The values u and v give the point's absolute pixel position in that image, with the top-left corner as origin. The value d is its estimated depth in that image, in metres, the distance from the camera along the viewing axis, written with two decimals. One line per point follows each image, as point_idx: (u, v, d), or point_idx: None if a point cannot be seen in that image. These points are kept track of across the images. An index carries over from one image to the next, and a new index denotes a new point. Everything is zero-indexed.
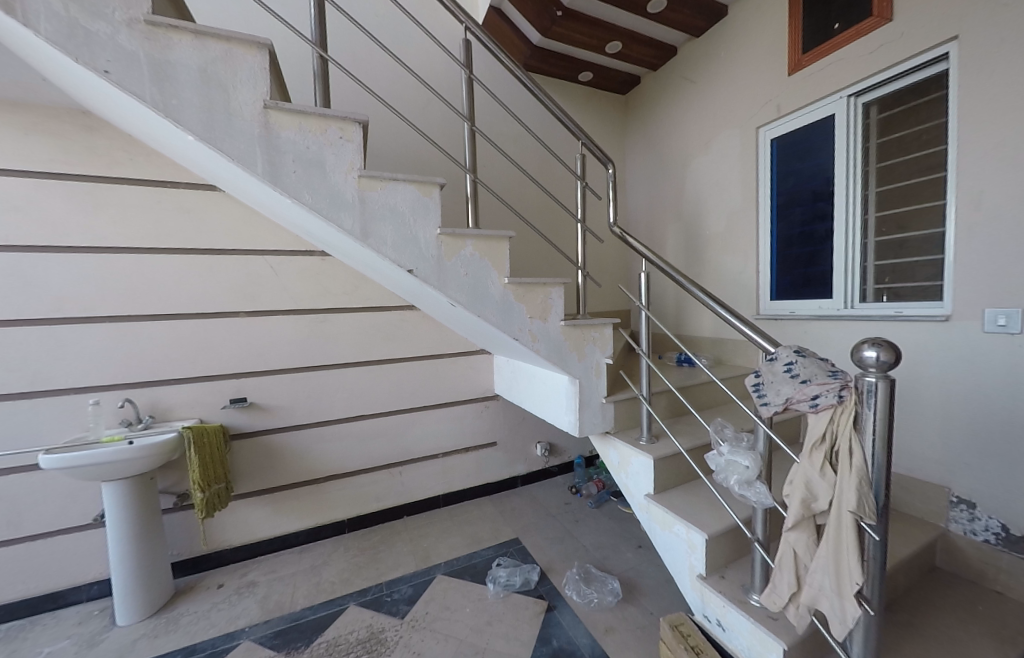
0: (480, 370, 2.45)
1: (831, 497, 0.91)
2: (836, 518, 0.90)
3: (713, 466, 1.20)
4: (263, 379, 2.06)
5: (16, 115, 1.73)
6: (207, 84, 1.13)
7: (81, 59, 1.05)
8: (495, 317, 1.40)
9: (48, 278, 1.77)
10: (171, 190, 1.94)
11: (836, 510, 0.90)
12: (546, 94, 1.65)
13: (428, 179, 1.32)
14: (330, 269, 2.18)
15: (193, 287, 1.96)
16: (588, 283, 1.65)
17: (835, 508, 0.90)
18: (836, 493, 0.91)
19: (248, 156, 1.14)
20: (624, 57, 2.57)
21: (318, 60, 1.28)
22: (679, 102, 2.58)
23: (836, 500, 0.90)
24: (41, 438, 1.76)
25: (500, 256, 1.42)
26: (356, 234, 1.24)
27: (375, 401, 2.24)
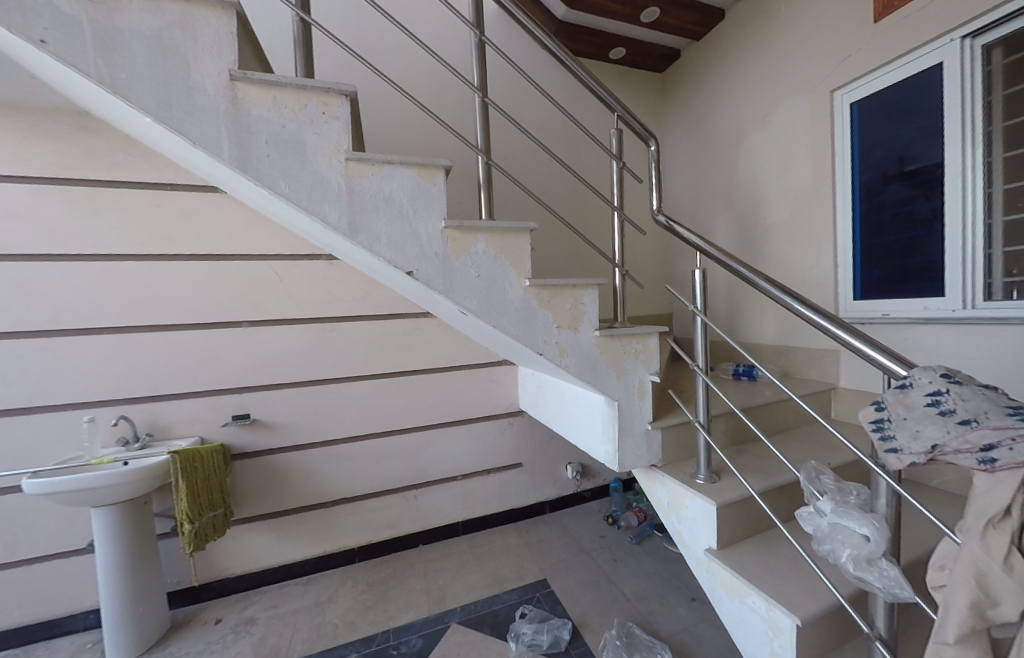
0: (503, 383, 2.21)
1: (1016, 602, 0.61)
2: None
3: (810, 528, 0.91)
4: (267, 394, 1.90)
5: (15, 119, 1.65)
6: (164, 53, 0.94)
7: (11, 27, 0.86)
8: (514, 327, 1.14)
9: (48, 290, 1.67)
10: (171, 192, 1.81)
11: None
12: (573, 59, 1.36)
13: (431, 161, 1.08)
14: (338, 274, 2.00)
15: (194, 295, 1.83)
16: (628, 282, 1.35)
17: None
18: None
19: (212, 139, 0.96)
20: (660, 27, 2.25)
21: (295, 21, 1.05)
22: (729, 71, 2.22)
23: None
24: (38, 457, 1.66)
25: (521, 251, 1.16)
26: (343, 229, 1.03)
27: (387, 417, 2.04)
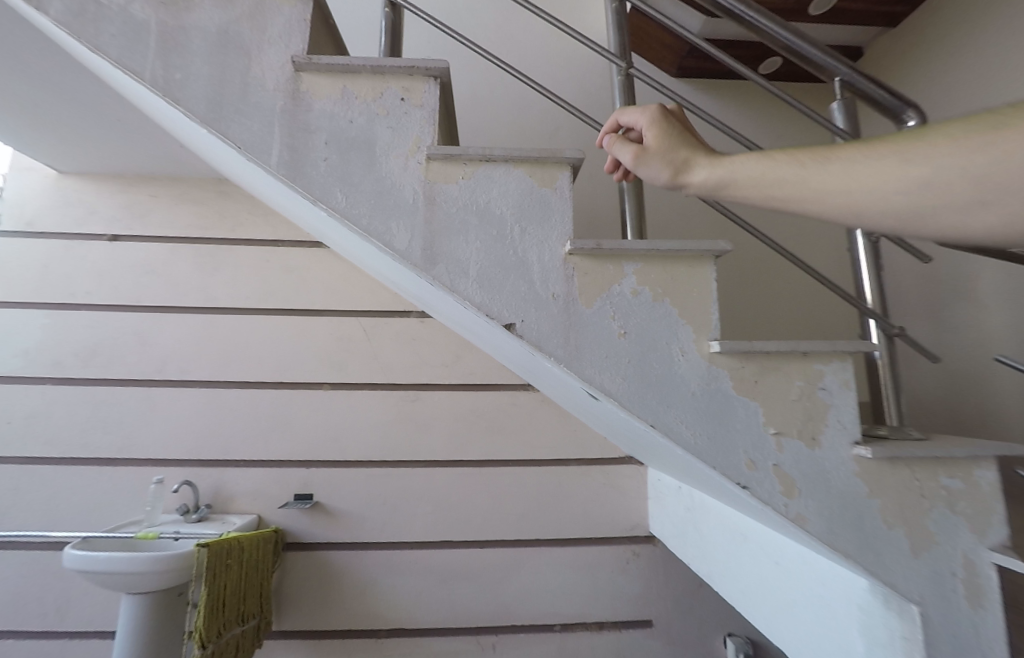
0: (624, 490, 1.61)
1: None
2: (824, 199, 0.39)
3: None
4: (336, 473, 1.59)
5: (173, 189, 1.79)
6: (226, 51, 0.78)
7: (85, 39, 0.80)
8: (690, 430, 0.60)
9: (161, 340, 1.67)
10: (280, 248, 1.76)
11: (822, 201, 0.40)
12: (773, 16, 0.78)
13: (551, 152, 0.70)
14: (429, 333, 1.70)
15: (281, 353, 1.67)
16: (899, 344, 0.75)
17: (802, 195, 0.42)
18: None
19: (262, 141, 0.74)
20: (836, 16, 1.84)
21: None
22: (984, 55, 1.61)
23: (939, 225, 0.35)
24: (112, 519, 1.56)
25: (700, 292, 0.66)
26: (415, 258, 0.67)
27: (468, 520, 1.57)
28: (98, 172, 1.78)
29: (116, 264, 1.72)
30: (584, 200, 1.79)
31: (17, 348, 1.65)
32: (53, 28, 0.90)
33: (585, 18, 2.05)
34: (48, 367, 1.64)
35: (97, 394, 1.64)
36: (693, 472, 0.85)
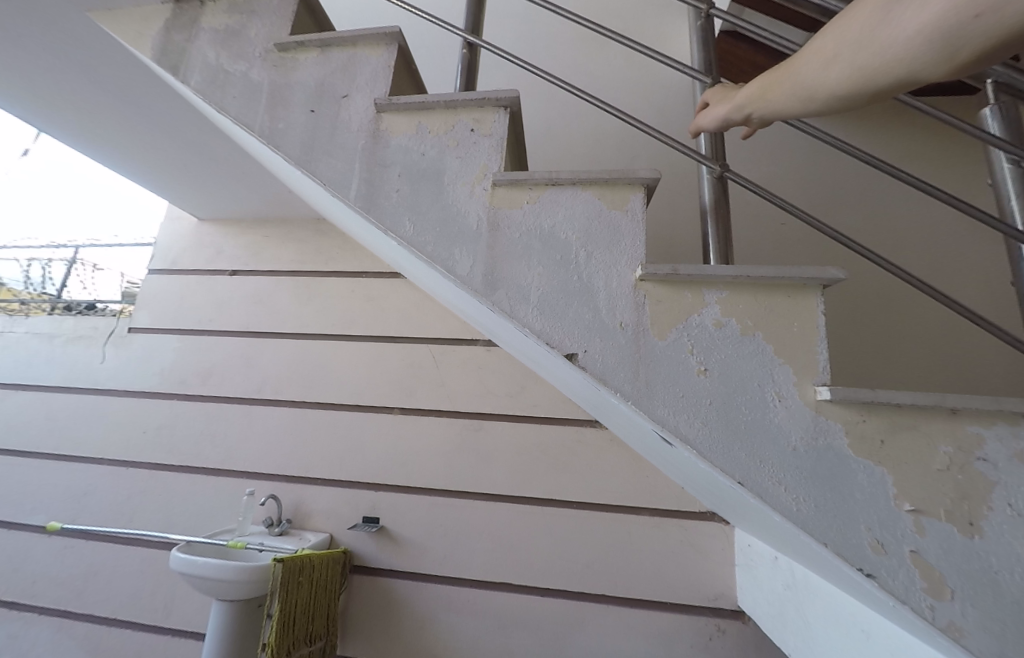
0: (705, 551, 1.41)
1: (915, 40, 0.34)
2: (785, 88, 0.48)
3: None
4: (400, 499, 1.61)
5: (282, 229, 2.06)
6: (320, 100, 0.87)
7: (217, 105, 0.96)
8: (790, 491, 0.49)
9: (262, 361, 1.88)
10: (363, 280, 1.91)
11: (785, 93, 0.48)
12: None
13: (621, 172, 0.66)
14: (495, 363, 1.70)
15: (358, 377, 1.78)
16: None
17: (775, 100, 0.50)
18: (929, 13, 0.33)
19: (344, 179, 0.81)
20: None
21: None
22: None
23: (852, 67, 0.39)
24: (211, 522, 1.73)
25: (802, 327, 0.55)
26: (475, 284, 0.67)
27: (528, 564, 1.48)
28: (227, 218, 2.11)
29: (233, 295, 2.00)
30: (659, 226, 1.70)
31: (156, 366, 1.96)
32: (198, 100, 1.09)
33: (660, 47, 2.03)
34: (176, 383, 1.92)
35: (210, 408, 1.87)
36: (794, 543, 0.70)
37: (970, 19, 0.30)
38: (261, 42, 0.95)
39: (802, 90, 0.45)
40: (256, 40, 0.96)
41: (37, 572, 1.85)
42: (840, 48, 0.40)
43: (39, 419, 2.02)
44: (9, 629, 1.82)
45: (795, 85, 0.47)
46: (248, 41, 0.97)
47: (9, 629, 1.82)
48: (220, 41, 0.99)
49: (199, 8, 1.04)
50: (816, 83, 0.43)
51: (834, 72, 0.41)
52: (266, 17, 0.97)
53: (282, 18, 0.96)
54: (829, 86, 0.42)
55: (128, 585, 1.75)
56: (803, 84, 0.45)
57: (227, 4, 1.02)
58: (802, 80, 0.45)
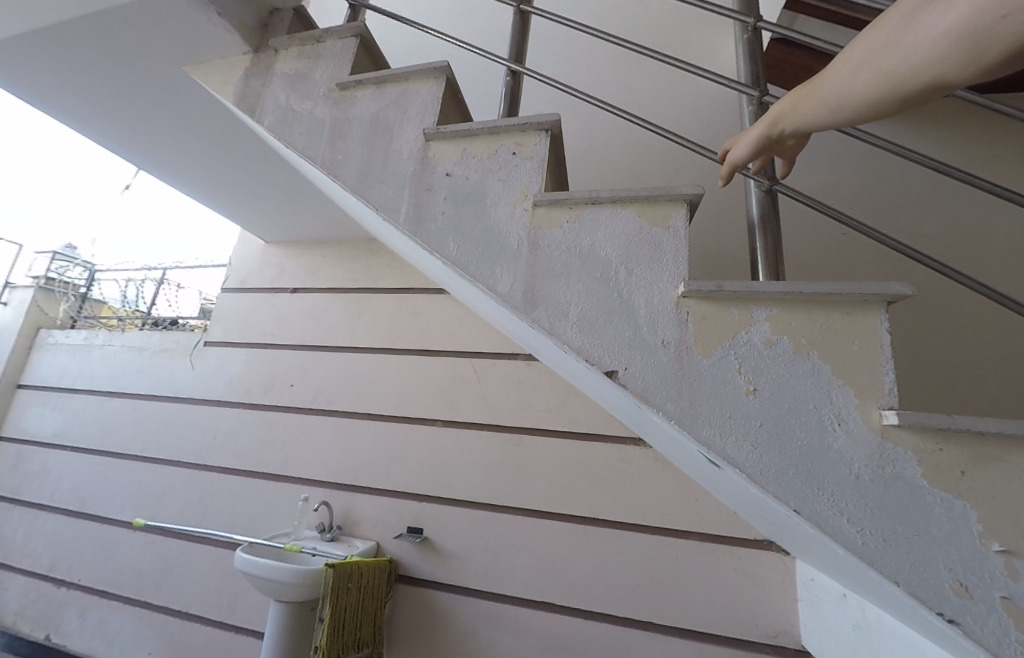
0: (762, 584, 1.32)
1: (939, 46, 0.32)
2: (810, 101, 0.46)
3: None
4: (443, 510, 1.64)
5: (337, 250, 2.21)
6: (375, 132, 0.94)
7: (284, 141, 1.06)
8: (853, 523, 0.46)
9: (317, 373, 2.00)
10: (410, 296, 1.99)
11: (811, 104, 0.46)
12: None
13: (663, 189, 0.66)
14: (536, 377, 1.70)
15: (405, 389, 1.85)
16: None
17: (801, 112, 0.48)
18: (953, 16, 0.31)
19: (395, 204, 0.86)
20: None
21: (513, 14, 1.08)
22: None
23: (873, 74, 0.38)
24: (271, 524, 1.85)
25: (865, 347, 0.51)
26: (515, 302, 0.69)
27: (570, 585, 1.45)
28: (289, 241, 2.30)
29: (293, 312, 2.16)
30: (705, 237, 1.65)
31: (226, 377, 2.15)
32: (269, 137, 1.21)
33: (704, 56, 2.00)
34: (243, 393, 2.09)
35: (271, 417, 2.01)
36: (862, 579, 0.65)
37: (993, 22, 0.29)
38: (324, 82, 1.05)
39: (829, 99, 0.44)
40: (320, 81, 1.06)
41: (124, 564, 2.05)
42: (864, 55, 0.39)
43: (130, 423, 2.27)
44: (100, 615, 2.03)
45: (821, 97, 0.45)
46: (313, 82, 1.07)
47: (101, 615, 2.03)
48: (289, 83, 1.10)
49: (272, 55, 1.16)
50: (839, 91, 0.42)
51: (855, 81, 0.39)
52: (329, 59, 1.07)
53: (343, 59, 1.06)
54: (852, 96, 0.40)
55: (199, 580, 1.90)
56: (829, 95, 0.44)
57: (295, 49, 1.13)
58: (827, 90, 0.43)
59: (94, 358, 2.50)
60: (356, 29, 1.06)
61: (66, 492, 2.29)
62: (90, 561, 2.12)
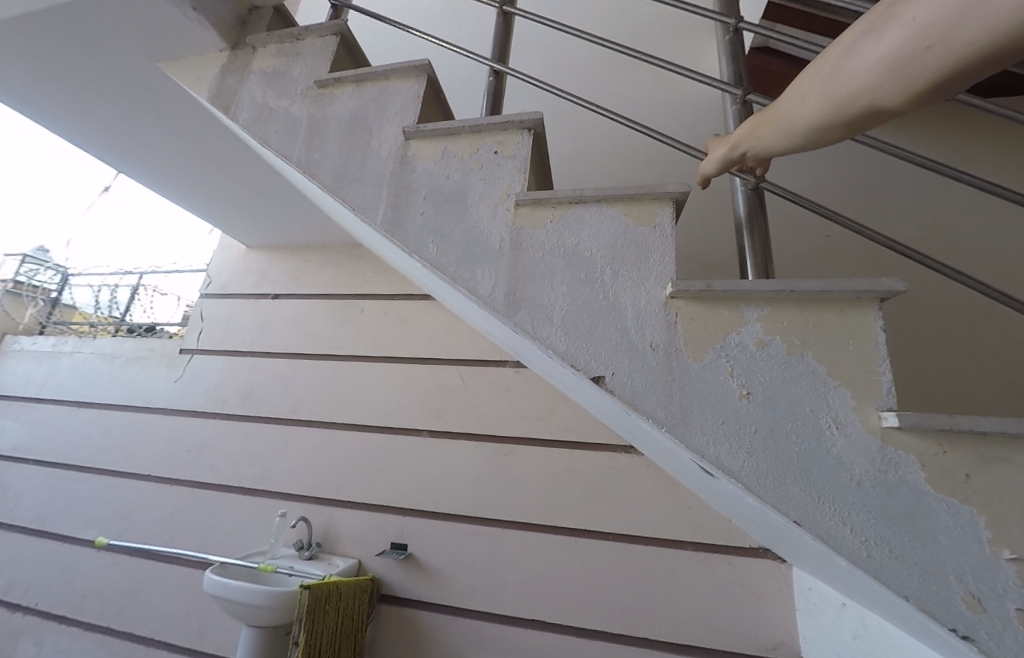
0: (757, 593, 1.29)
1: (875, 73, 0.36)
2: (766, 127, 0.49)
3: None
4: (429, 524, 1.58)
5: (322, 255, 2.15)
6: (354, 130, 0.91)
7: (259, 138, 1.02)
8: (857, 533, 0.43)
9: (299, 382, 1.93)
10: (395, 302, 1.95)
11: (766, 130, 0.49)
12: None
13: (649, 187, 0.64)
14: (525, 384, 1.67)
15: (389, 398, 1.79)
16: None
17: (758, 137, 0.51)
18: (886, 47, 0.35)
19: (373, 203, 0.83)
20: None
21: (497, 14, 1.07)
22: None
23: (820, 99, 0.41)
24: (246, 542, 1.76)
25: (860, 347, 0.49)
26: (498, 305, 0.65)
27: (561, 599, 1.40)
28: (272, 246, 2.24)
29: (274, 319, 2.09)
30: (691, 241, 1.65)
31: (203, 387, 2.06)
32: (245, 136, 1.17)
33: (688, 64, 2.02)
34: (220, 403, 2.01)
35: (249, 428, 1.93)
36: (861, 588, 0.62)
37: (922, 51, 0.32)
38: (302, 80, 1.02)
39: (780, 125, 0.47)
40: (298, 79, 1.02)
41: (87, 587, 1.93)
42: (810, 83, 0.42)
43: (98, 436, 2.15)
44: (59, 642, 1.89)
45: (773, 123, 0.48)
46: (292, 80, 1.03)
47: (60, 643, 1.89)
48: (266, 81, 1.07)
49: (249, 53, 1.12)
50: (792, 116, 0.44)
51: (806, 107, 0.42)
52: (308, 57, 1.04)
53: (322, 57, 1.03)
54: (805, 119, 0.43)
55: (168, 603, 1.79)
56: (782, 120, 0.46)
57: (274, 46, 1.09)
58: (780, 116, 0.46)
59: (62, 366, 2.38)
60: (337, 27, 1.04)
61: (26, 509, 2.15)
62: (50, 585, 1.99)
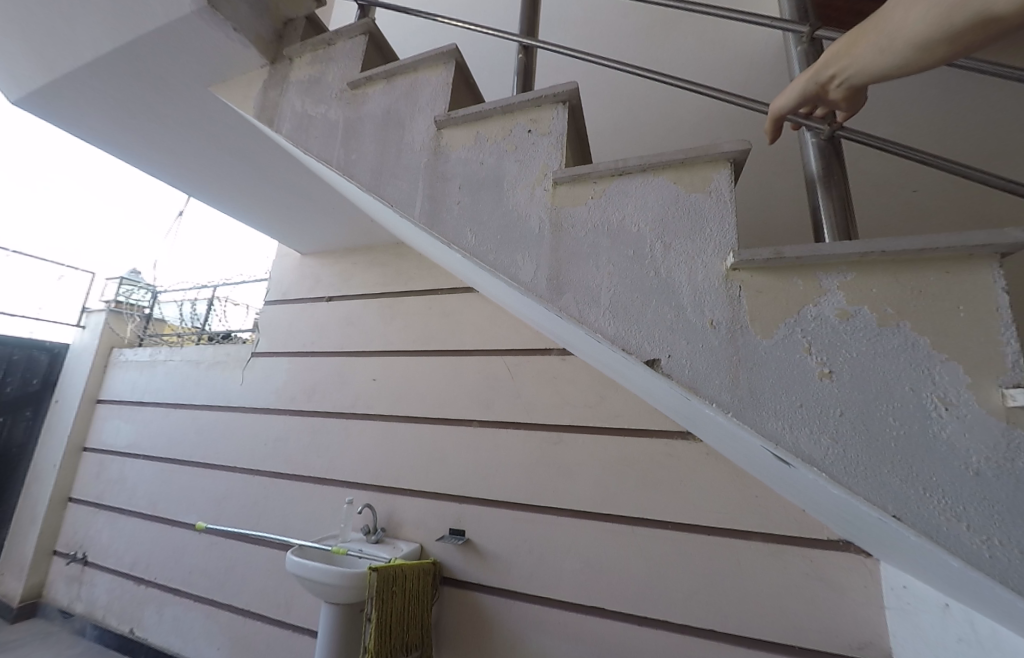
0: (838, 588, 1.19)
1: None
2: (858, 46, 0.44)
3: None
4: (484, 512, 1.61)
5: (370, 255, 2.23)
6: (387, 126, 0.92)
7: (302, 146, 1.05)
8: (977, 531, 0.37)
9: (356, 379, 2.03)
10: (440, 296, 1.98)
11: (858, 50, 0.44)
12: None
13: (701, 148, 0.58)
14: (571, 372, 1.63)
15: (440, 389, 1.83)
16: None
17: (845, 63, 0.45)
18: None
19: (410, 198, 0.82)
20: None
21: None
22: None
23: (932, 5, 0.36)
24: (319, 528, 1.90)
25: (972, 314, 0.41)
26: (540, 290, 0.63)
27: (621, 588, 1.37)
28: (323, 252, 2.35)
29: (330, 319, 2.20)
30: (749, 211, 1.52)
31: (273, 386, 2.23)
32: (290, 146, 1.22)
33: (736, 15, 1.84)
34: (288, 401, 2.16)
35: (315, 423, 2.06)
36: (986, 597, 0.53)
37: None
38: (336, 84, 1.04)
39: (876, 43, 0.41)
40: (332, 83, 1.04)
41: (191, 563, 2.18)
42: None
43: (190, 433, 2.41)
44: (174, 611, 2.17)
45: (868, 41, 0.43)
46: (327, 85, 1.05)
47: (174, 614, 2.16)
48: (304, 90, 1.10)
49: (287, 64, 1.16)
50: (892, 31, 0.40)
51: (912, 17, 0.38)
52: (340, 60, 1.05)
53: (353, 58, 1.04)
54: (907, 32, 0.38)
55: (258, 583, 1.98)
56: (879, 38, 0.41)
57: (308, 56, 1.13)
58: (878, 31, 0.41)
59: (158, 371, 2.68)
60: (365, 26, 1.04)
61: (140, 496, 2.46)
62: (162, 564, 2.27)
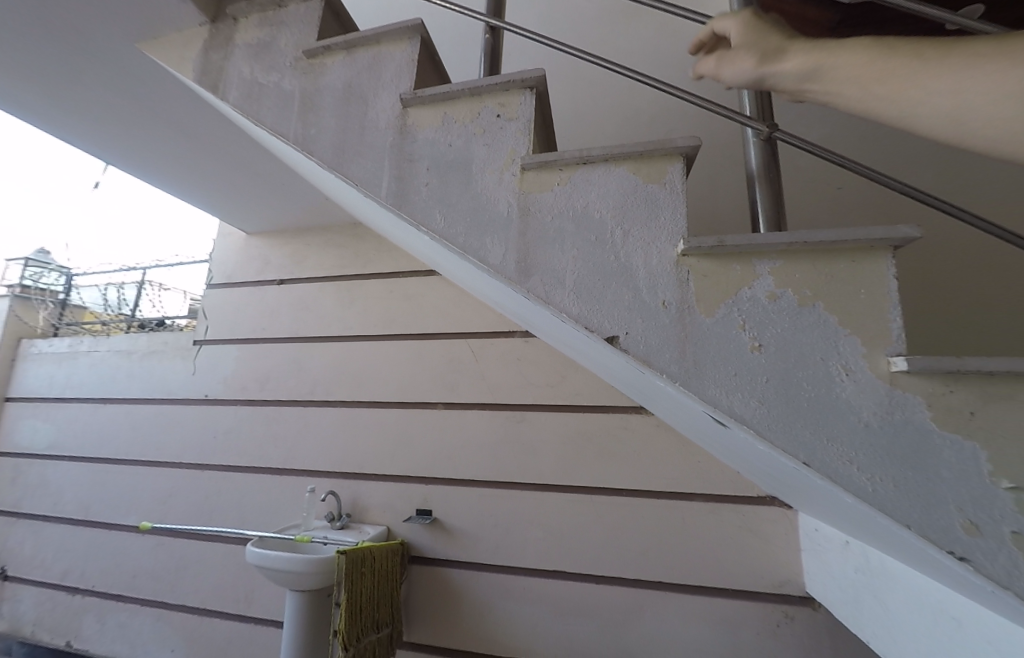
0: (765, 537, 1.36)
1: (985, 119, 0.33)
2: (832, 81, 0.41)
3: None
4: (451, 491, 1.66)
5: (324, 236, 2.15)
6: (348, 102, 0.89)
7: (252, 118, 1.00)
8: (864, 471, 0.46)
9: (313, 366, 1.98)
10: (400, 279, 1.95)
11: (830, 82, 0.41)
12: None
13: (658, 142, 0.63)
14: (533, 352, 1.69)
15: (403, 372, 1.84)
16: None
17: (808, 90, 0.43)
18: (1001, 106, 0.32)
19: (375, 177, 0.82)
20: None
21: None
22: None
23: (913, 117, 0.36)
24: (279, 519, 1.86)
25: (870, 295, 0.50)
26: (509, 272, 0.66)
27: (580, 552, 1.48)
28: (271, 232, 2.23)
29: (282, 304, 2.11)
30: (696, 199, 1.63)
31: (221, 375, 2.12)
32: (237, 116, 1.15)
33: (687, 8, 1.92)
34: (239, 391, 2.06)
35: (270, 412, 1.99)
36: (871, 526, 0.65)
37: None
38: (290, 52, 0.99)
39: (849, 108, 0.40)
40: (286, 49, 0.99)
41: (136, 565, 2.07)
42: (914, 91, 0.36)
43: (126, 428, 2.24)
44: (118, 617, 2.05)
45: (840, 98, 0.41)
46: (279, 52, 1.00)
47: (119, 620, 2.05)
48: (252, 55, 1.04)
49: (231, 25, 1.08)
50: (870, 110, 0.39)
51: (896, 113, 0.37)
52: (294, 26, 1.00)
53: (308, 25, 0.99)
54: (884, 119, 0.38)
55: (213, 579, 1.92)
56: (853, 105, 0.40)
57: (256, 17, 1.06)
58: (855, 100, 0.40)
59: (82, 364, 2.44)
60: None
61: (68, 501, 2.27)
62: (101, 569, 2.13)
